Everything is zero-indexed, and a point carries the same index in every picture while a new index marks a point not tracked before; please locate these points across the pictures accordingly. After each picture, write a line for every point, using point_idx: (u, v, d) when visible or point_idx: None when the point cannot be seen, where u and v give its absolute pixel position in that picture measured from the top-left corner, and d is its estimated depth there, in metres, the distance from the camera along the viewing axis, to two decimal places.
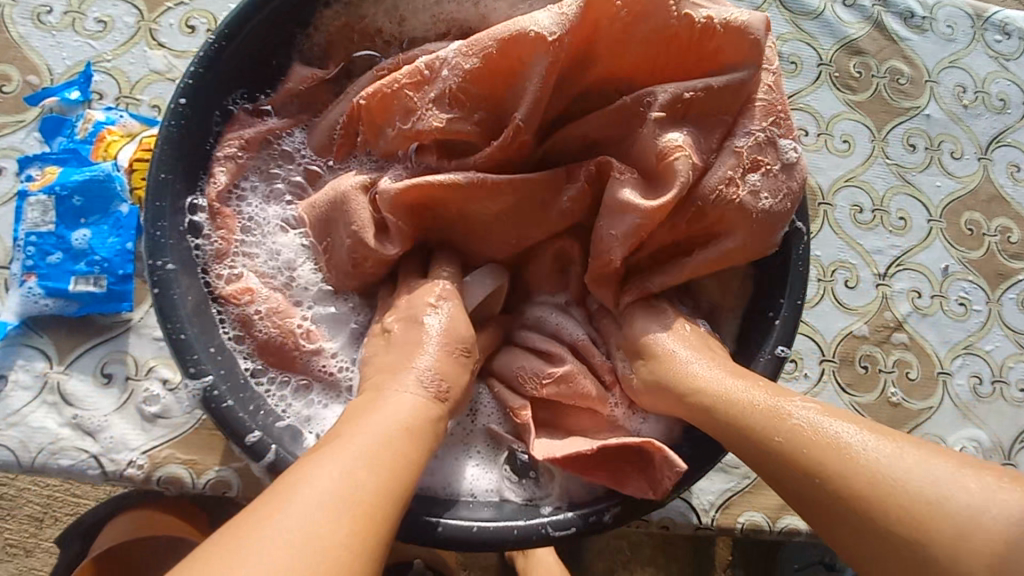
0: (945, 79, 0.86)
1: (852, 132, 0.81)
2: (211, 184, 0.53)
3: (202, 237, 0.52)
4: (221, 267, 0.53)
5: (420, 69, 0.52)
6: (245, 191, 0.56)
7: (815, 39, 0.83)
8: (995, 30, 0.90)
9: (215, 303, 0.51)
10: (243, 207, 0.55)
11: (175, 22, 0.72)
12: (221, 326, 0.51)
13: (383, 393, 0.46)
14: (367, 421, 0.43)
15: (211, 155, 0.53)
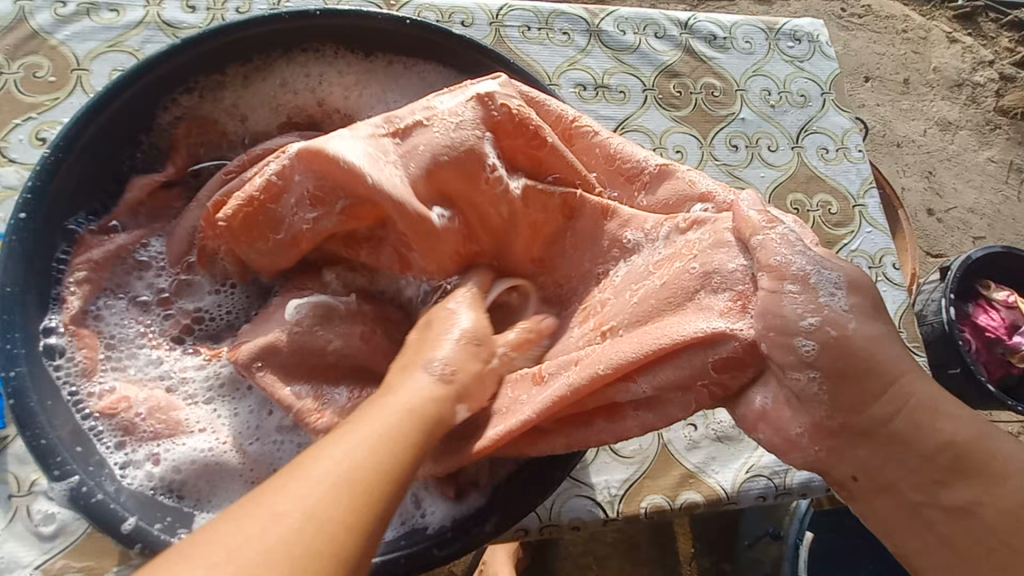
0: (753, 85, 0.99)
1: (683, 143, 0.93)
2: (63, 309, 0.55)
3: (62, 358, 0.53)
4: (88, 384, 0.54)
5: (270, 181, 0.52)
6: (105, 308, 0.58)
7: (636, 69, 0.95)
8: (788, 38, 1.04)
9: (87, 419, 0.52)
10: (103, 320, 0.57)
11: (25, 136, 0.73)
12: (94, 434, 0.52)
13: (396, 379, 0.45)
14: (370, 416, 0.41)
15: (62, 281, 0.55)
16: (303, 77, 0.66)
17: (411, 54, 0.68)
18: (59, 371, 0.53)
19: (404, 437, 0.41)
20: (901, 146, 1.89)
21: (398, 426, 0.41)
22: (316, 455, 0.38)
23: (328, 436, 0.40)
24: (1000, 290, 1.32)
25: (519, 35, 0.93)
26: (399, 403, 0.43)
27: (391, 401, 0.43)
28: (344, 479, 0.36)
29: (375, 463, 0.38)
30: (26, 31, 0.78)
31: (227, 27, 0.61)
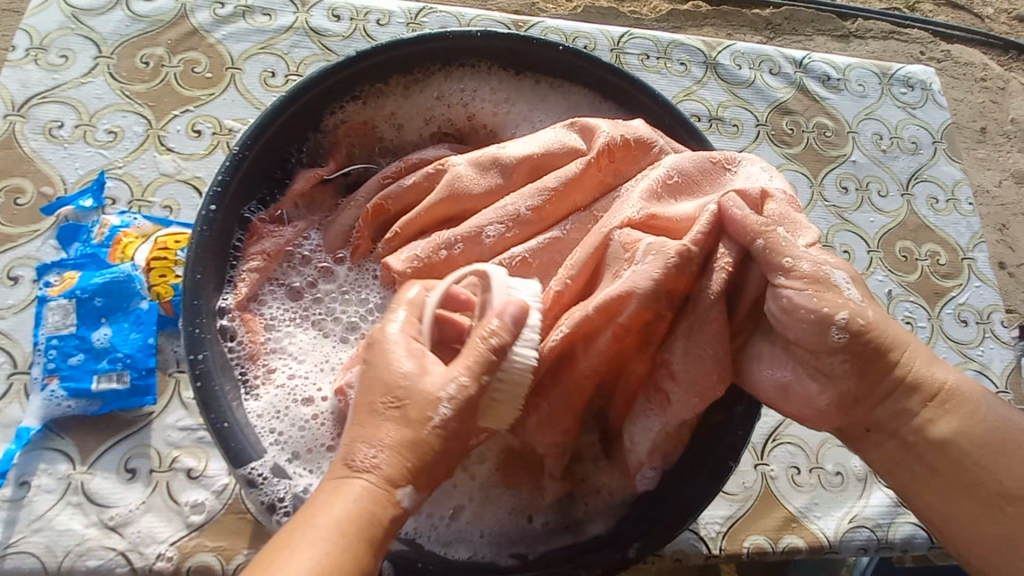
0: (864, 128, 0.99)
1: (793, 181, 0.93)
2: (234, 295, 0.58)
3: (235, 341, 0.57)
4: (256, 367, 0.57)
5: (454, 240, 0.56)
6: (272, 294, 0.61)
7: (750, 103, 0.96)
8: (900, 84, 1.04)
9: (250, 399, 0.56)
10: (273, 305, 0.60)
11: (181, 127, 0.78)
12: (253, 417, 0.55)
13: (334, 481, 0.40)
14: (312, 527, 0.37)
15: (235, 268, 0.59)
16: (459, 92, 0.69)
17: (560, 77, 0.70)
18: (234, 351, 0.57)
19: (355, 539, 0.37)
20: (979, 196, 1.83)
21: (338, 535, 0.36)
22: (296, 530, 0.37)
23: (284, 538, 0.36)
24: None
25: (638, 62, 0.94)
26: (346, 504, 0.38)
27: (337, 502, 0.38)
28: None
29: None
30: (187, 28, 0.83)
31: (400, 41, 0.66)
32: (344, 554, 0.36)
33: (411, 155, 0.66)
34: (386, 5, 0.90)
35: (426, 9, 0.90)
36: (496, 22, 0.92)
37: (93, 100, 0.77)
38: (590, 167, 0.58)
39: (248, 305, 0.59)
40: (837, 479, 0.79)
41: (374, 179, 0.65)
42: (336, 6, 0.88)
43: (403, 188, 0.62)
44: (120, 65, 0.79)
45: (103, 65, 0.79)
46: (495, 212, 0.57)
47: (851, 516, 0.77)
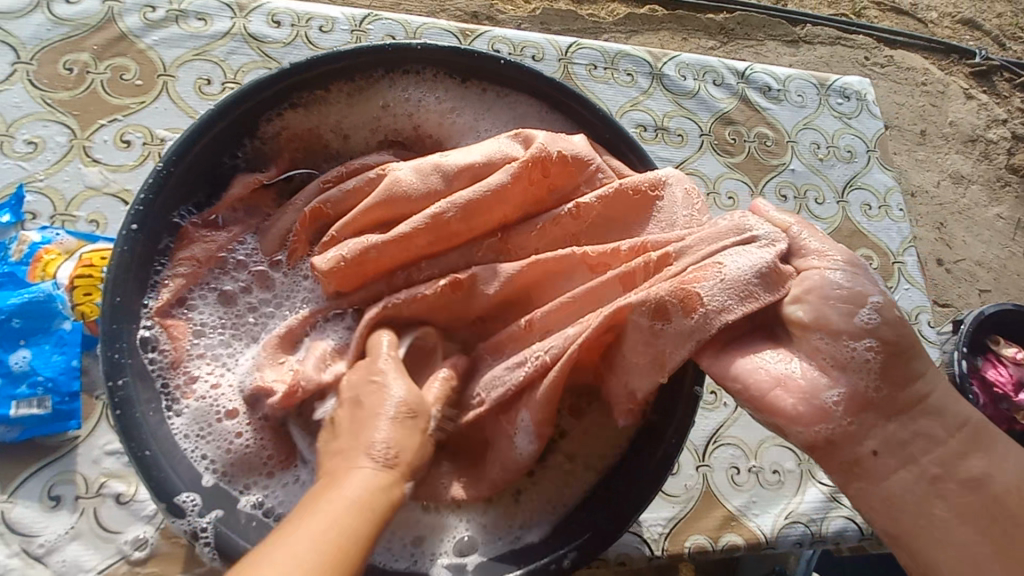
0: (803, 138, 1.03)
1: (735, 189, 0.95)
2: (156, 299, 0.56)
3: (156, 351, 0.54)
4: (178, 375, 0.55)
5: (389, 241, 0.56)
6: (198, 298, 0.58)
7: (695, 113, 0.98)
8: (837, 94, 1.08)
9: (173, 415, 0.53)
10: (200, 310, 0.58)
11: (110, 137, 0.75)
12: (178, 434, 0.52)
13: (341, 472, 0.44)
14: (313, 513, 0.40)
15: (161, 278, 0.56)
16: (403, 101, 0.68)
17: (504, 87, 0.70)
18: (154, 363, 0.54)
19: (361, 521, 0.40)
20: (916, 196, 1.90)
21: (349, 513, 0.40)
22: (298, 518, 0.40)
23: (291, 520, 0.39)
24: (1010, 346, 1.14)
25: (586, 72, 0.95)
26: (353, 490, 0.42)
27: (341, 490, 0.42)
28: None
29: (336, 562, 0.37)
30: (114, 33, 0.79)
31: (343, 51, 0.64)
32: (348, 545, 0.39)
33: (354, 161, 0.65)
34: (329, 11, 0.88)
35: (371, 16, 0.89)
36: (443, 31, 0.91)
37: (11, 108, 0.73)
38: (523, 180, 0.59)
39: (169, 311, 0.56)
40: (774, 478, 0.82)
41: (313, 183, 0.64)
42: (276, 12, 0.86)
43: (344, 192, 0.61)
44: (41, 72, 0.75)
45: (21, 72, 0.75)
46: (423, 215, 0.57)
47: (787, 512, 0.80)
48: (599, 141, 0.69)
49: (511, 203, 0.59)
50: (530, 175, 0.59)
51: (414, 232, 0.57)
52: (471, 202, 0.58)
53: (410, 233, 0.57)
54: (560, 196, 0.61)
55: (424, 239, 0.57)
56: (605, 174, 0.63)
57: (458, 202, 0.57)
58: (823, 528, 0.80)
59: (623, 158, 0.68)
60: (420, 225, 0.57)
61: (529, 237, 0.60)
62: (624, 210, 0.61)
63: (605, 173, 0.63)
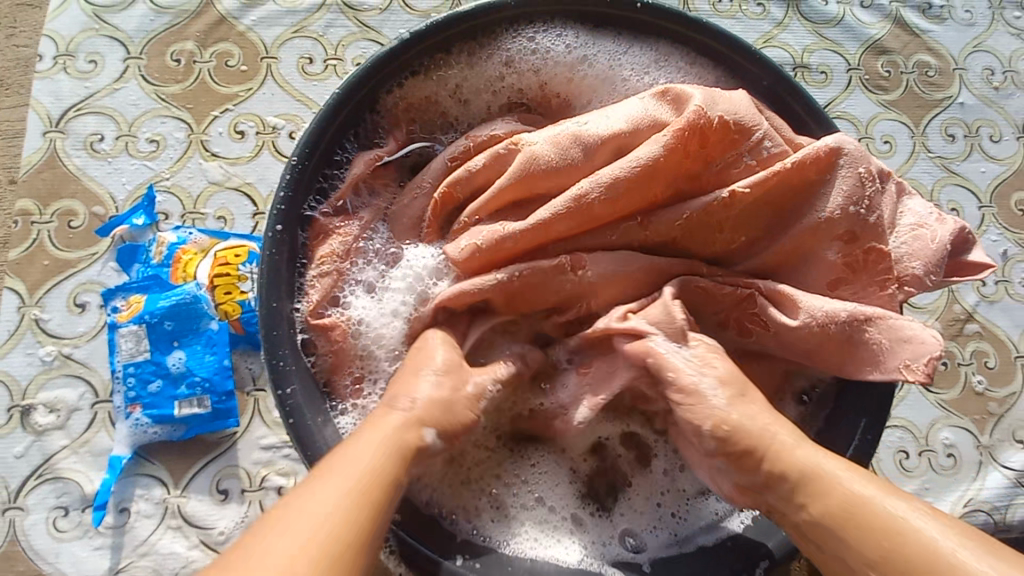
0: (973, 63, 0.86)
1: (892, 131, 0.82)
2: (304, 300, 0.53)
3: (315, 354, 0.53)
4: (341, 379, 0.53)
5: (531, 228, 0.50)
6: (348, 297, 0.55)
7: (839, 45, 0.84)
8: (1014, 6, 0.89)
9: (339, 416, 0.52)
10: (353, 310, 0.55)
11: (224, 129, 0.73)
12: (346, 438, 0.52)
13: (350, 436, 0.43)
14: (332, 465, 0.40)
15: (304, 276, 0.54)
16: (529, 56, 0.61)
17: (641, 33, 0.62)
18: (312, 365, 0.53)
19: (382, 471, 0.40)
20: None
21: (363, 473, 0.40)
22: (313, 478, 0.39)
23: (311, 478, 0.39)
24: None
25: (709, 7, 0.83)
26: (366, 445, 0.41)
27: (356, 444, 0.42)
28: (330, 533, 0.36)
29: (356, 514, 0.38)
30: (214, 16, 0.76)
31: (475, 10, 0.58)
32: (370, 489, 0.39)
33: (477, 132, 0.59)
34: None
35: None
36: None
37: (130, 107, 0.72)
38: (677, 152, 0.50)
39: (324, 313, 0.54)
40: (949, 461, 0.72)
41: (438, 159, 0.59)
42: None
43: (472, 171, 0.56)
44: (151, 65, 0.74)
45: (133, 67, 0.74)
46: (563, 198, 0.50)
47: (966, 499, 0.71)
48: (761, 97, 0.60)
49: (664, 178, 0.51)
50: (685, 145, 0.50)
51: (554, 217, 0.50)
52: (614, 183, 0.50)
53: (549, 218, 0.50)
54: (717, 169, 0.52)
55: (568, 224, 0.50)
56: (773, 143, 0.52)
57: (603, 182, 0.50)
58: (1010, 517, 0.71)
59: (791, 115, 0.59)
60: (561, 208, 0.50)
61: (674, 226, 0.51)
62: (799, 189, 0.51)
63: (773, 137, 0.52)
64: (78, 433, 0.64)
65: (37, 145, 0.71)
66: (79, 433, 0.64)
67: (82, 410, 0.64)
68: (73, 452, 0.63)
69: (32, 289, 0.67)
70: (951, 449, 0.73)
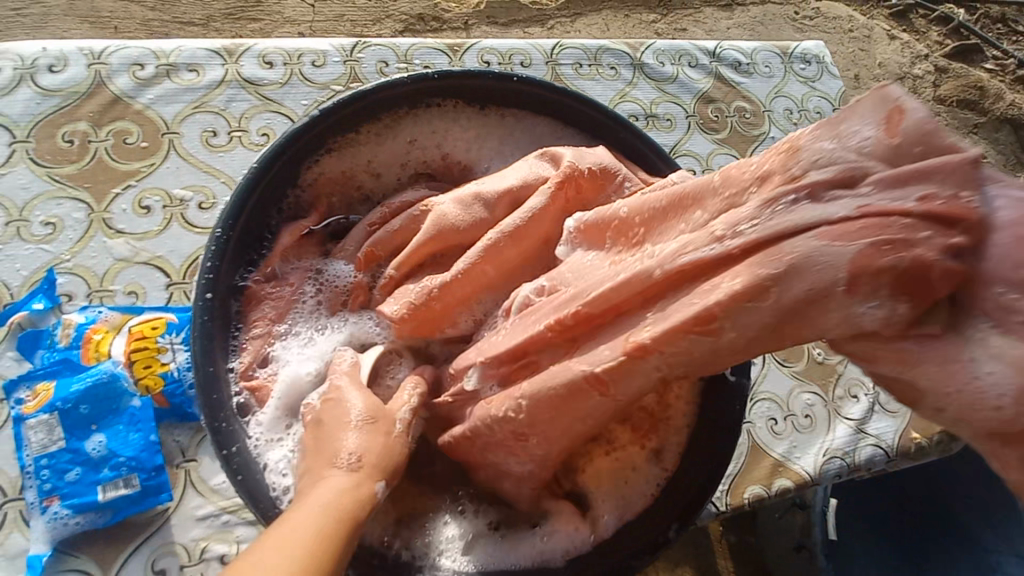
0: (777, 105, 1.10)
1: (727, 163, 1.02)
2: (240, 361, 0.57)
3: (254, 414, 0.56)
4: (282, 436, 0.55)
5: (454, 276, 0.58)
6: (280, 353, 0.59)
7: (678, 97, 1.04)
8: (799, 60, 1.15)
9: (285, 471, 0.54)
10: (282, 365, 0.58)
11: (128, 206, 0.73)
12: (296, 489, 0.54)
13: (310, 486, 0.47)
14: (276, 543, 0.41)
15: (239, 341, 0.57)
16: (430, 133, 0.72)
17: (521, 107, 0.75)
18: (255, 428, 0.55)
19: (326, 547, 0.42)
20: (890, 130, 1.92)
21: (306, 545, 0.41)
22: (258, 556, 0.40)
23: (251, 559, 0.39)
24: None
25: (573, 71, 0.99)
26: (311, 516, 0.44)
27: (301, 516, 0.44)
28: None
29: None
30: (108, 97, 0.77)
31: (377, 85, 0.67)
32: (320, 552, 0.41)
33: (392, 200, 0.67)
34: (319, 46, 0.88)
35: (361, 44, 0.90)
36: (432, 49, 0.93)
37: (19, 191, 0.71)
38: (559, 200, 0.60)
39: (255, 372, 0.57)
40: (807, 421, 0.90)
41: (359, 227, 0.66)
42: (267, 53, 0.85)
43: (390, 234, 0.63)
44: (41, 148, 0.74)
45: (20, 151, 0.73)
46: (472, 251, 0.59)
47: (824, 450, 0.88)
48: (621, 150, 0.74)
49: (551, 222, 0.61)
50: (566, 194, 0.61)
51: (469, 268, 0.58)
52: (517, 231, 0.59)
53: (466, 268, 0.58)
54: (593, 211, 0.63)
55: (488, 267, 0.58)
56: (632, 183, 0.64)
57: (501, 232, 0.59)
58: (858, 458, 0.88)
59: (646, 164, 0.73)
60: (475, 257, 0.58)
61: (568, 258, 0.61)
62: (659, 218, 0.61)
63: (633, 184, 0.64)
64: None
65: None
66: None
67: None
68: None
69: None
70: (807, 411, 0.90)
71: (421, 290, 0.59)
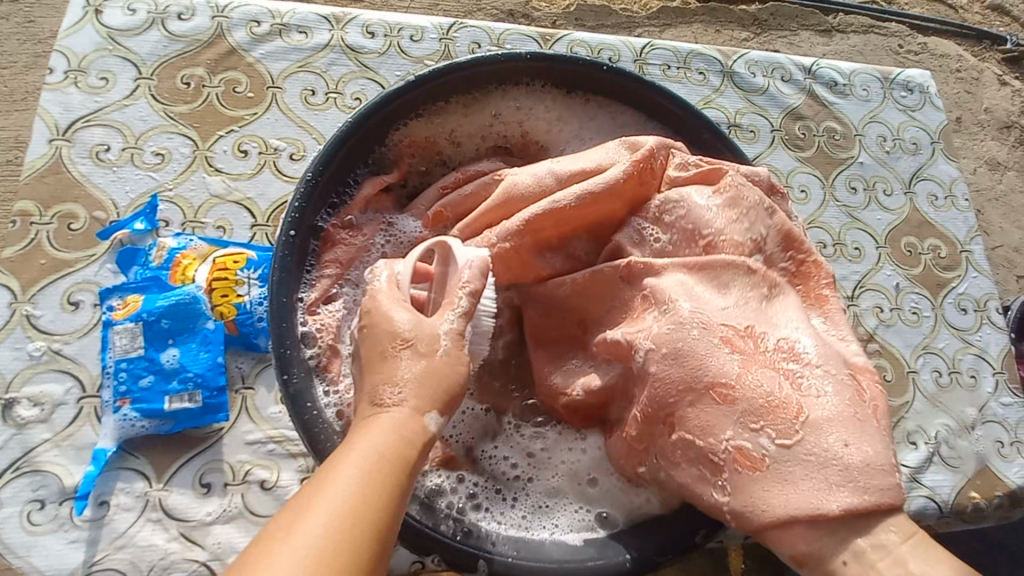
0: (870, 131, 1.05)
1: (807, 183, 0.99)
2: (308, 294, 0.61)
3: (314, 347, 0.60)
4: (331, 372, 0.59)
5: (517, 227, 0.62)
6: (343, 295, 0.63)
7: (765, 110, 1.01)
8: (901, 88, 1.10)
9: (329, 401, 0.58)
10: (344, 305, 0.63)
11: (228, 148, 0.79)
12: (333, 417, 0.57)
13: (368, 416, 0.43)
14: (343, 464, 0.39)
15: (310, 278, 0.61)
16: (514, 110, 0.74)
17: (607, 96, 0.75)
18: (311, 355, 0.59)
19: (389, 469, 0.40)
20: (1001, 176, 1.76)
21: (372, 462, 0.40)
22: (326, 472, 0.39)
23: (321, 478, 0.39)
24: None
25: (660, 72, 0.98)
26: (381, 434, 0.42)
27: (368, 435, 0.42)
28: (348, 519, 0.37)
29: (366, 512, 0.37)
30: (224, 47, 0.84)
31: (474, 58, 0.69)
32: (382, 476, 0.39)
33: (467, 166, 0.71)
34: (418, 21, 0.92)
35: (457, 24, 0.93)
36: (524, 36, 0.95)
37: (138, 122, 0.79)
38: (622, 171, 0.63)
39: (320, 308, 0.61)
40: None
41: (431, 188, 0.70)
42: (369, 23, 0.89)
43: (462, 199, 0.67)
44: (162, 86, 0.81)
45: (144, 87, 0.80)
46: (532, 209, 0.62)
47: None
48: (702, 152, 0.73)
49: (613, 194, 0.62)
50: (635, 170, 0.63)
51: (529, 225, 0.62)
52: (583, 201, 0.62)
53: (526, 225, 0.62)
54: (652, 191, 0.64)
55: (548, 226, 0.62)
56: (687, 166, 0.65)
57: (563, 197, 0.62)
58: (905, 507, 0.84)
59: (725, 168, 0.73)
60: (539, 213, 0.62)
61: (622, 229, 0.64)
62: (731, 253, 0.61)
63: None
64: (61, 427, 0.65)
65: (42, 151, 0.75)
66: (62, 427, 0.65)
67: (67, 405, 0.66)
68: (55, 447, 0.65)
69: (25, 286, 0.70)
70: None
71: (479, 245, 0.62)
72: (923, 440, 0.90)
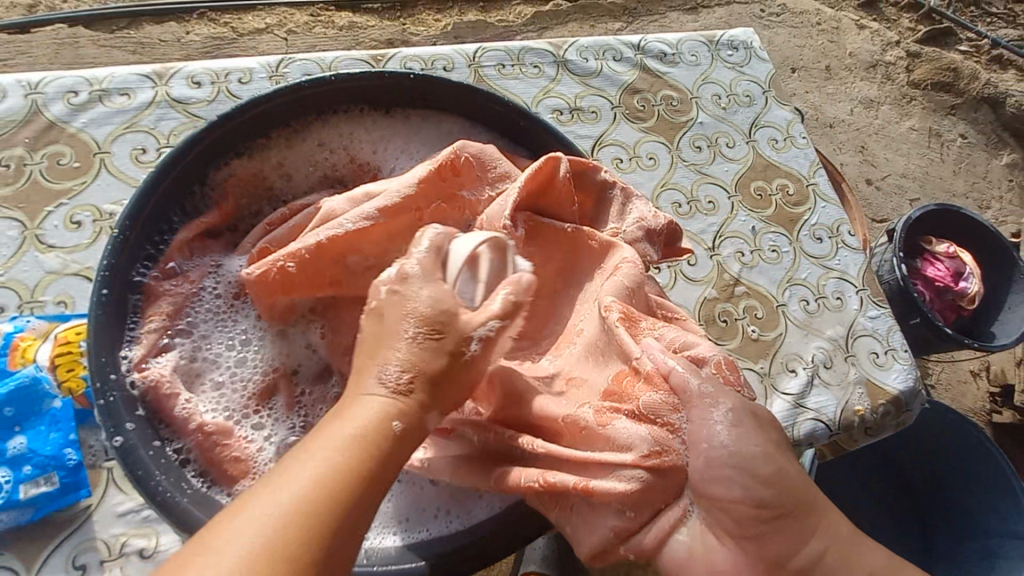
0: (704, 92, 1.12)
1: (654, 150, 1.04)
2: (134, 352, 0.59)
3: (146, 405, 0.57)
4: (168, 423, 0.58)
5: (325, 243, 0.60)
6: (174, 347, 0.62)
7: (603, 90, 1.07)
8: (726, 47, 1.18)
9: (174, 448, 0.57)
10: (179, 357, 0.62)
11: (59, 222, 0.78)
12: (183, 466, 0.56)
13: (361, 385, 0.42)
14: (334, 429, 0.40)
15: (135, 333, 0.60)
16: (338, 137, 0.76)
17: (426, 106, 0.78)
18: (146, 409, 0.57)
19: (369, 441, 0.40)
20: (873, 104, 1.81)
21: (357, 437, 0.40)
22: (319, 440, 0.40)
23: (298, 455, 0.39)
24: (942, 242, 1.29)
25: (496, 72, 1.03)
26: (363, 412, 0.41)
27: (361, 406, 0.41)
28: (301, 511, 0.36)
29: (342, 488, 0.38)
30: (43, 123, 0.83)
31: (280, 89, 0.71)
32: (366, 445, 0.39)
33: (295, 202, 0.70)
34: (245, 63, 0.93)
35: (285, 60, 0.95)
36: (355, 60, 0.97)
37: None
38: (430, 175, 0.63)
39: (150, 365, 0.59)
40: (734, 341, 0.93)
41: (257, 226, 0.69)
42: (194, 73, 0.90)
43: (286, 231, 0.66)
44: None
45: None
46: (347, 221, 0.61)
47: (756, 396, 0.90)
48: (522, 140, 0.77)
49: (421, 196, 0.62)
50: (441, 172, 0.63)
51: (345, 242, 0.61)
52: (391, 207, 0.61)
53: (339, 242, 0.60)
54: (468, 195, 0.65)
55: (365, 242, 0.61)
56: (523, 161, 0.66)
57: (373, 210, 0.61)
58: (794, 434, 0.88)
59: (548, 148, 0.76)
60: (354, 231, 0.60)
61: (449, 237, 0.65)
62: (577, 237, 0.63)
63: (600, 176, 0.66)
64: None
65: None
66: None
67: None
68: None
69: None
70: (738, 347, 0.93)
71: (288, 259, 0.60)
72: (802, 366, 0.94)
